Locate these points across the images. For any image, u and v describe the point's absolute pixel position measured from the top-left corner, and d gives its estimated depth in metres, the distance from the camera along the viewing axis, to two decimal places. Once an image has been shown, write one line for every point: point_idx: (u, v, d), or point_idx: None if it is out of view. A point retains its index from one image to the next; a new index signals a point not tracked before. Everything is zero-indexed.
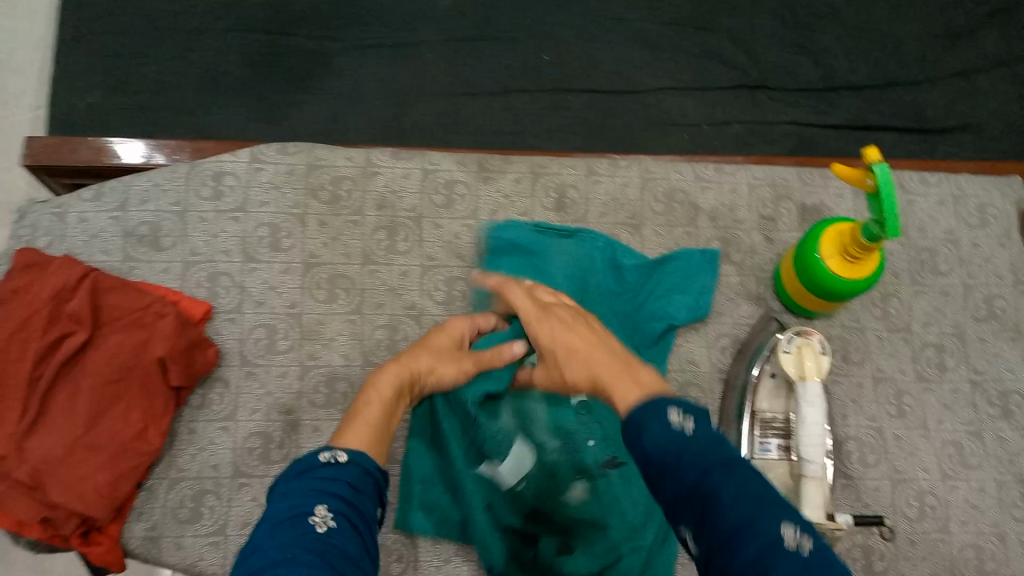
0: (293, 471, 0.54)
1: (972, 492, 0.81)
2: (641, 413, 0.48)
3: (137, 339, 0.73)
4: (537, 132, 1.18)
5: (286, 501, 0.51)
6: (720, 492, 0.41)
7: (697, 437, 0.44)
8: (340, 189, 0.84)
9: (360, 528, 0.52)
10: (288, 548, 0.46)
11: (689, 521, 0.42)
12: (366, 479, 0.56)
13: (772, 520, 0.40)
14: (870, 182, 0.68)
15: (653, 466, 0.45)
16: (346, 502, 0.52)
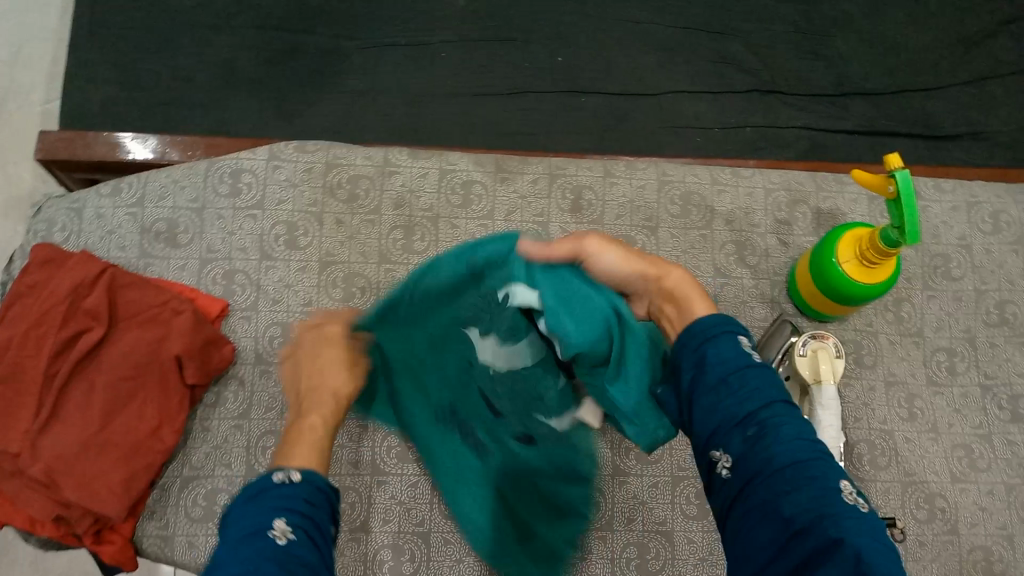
0: (251, 489, 0.51)
1: (982, 495, 0.80)
2: (717, 332, 0.51)
3: (154, 337, 0.73)
4: (549, 132, 1.18)
5: (240, 522, 0.47)
6: (779, 425, 0.45)
7: (765, 371, 0.48)
8: (357, 188, 0.84)
9: (323, 539, 0.50)
10: (251, 560, 0.43)
11: (733, 443, 0.46)
12: (323, 497, 0.53)
13: (827, 463, 0.44)
14: (891, 189, 0.68)
15: (724, 385, 0.47)
16: (305, 516, 0.49)
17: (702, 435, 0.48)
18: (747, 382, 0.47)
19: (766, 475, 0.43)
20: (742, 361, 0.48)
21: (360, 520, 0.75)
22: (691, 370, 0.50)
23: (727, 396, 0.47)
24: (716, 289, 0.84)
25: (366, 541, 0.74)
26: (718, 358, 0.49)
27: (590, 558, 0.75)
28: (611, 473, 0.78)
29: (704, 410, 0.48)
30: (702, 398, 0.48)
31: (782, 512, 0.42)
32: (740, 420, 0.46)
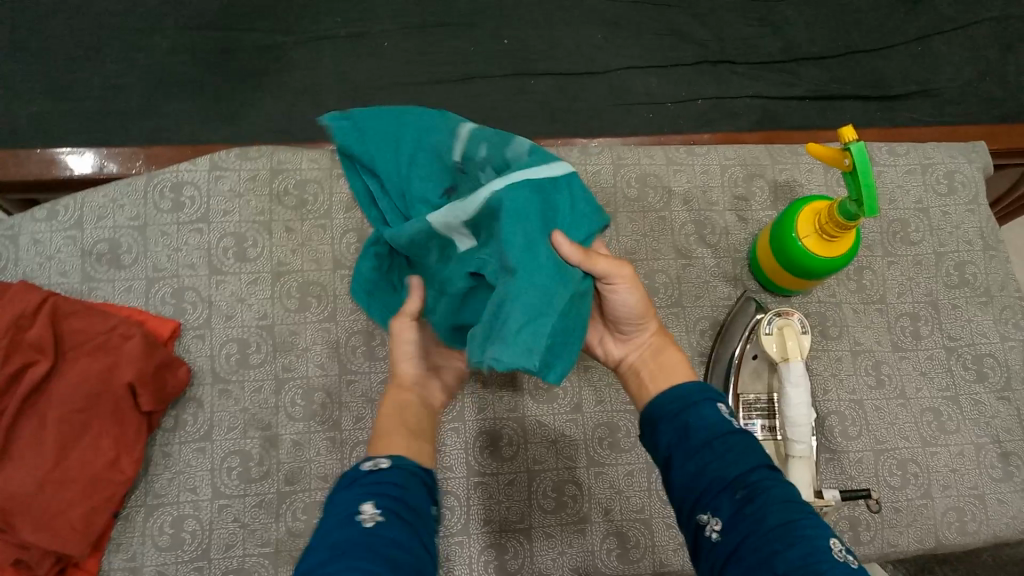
0: (344, 482, 0.51)
1: (952, 457, 0.81)
2: (696, 397, 0.54)
3: (103, 365, 0.70)
4: (500, 118, 1.16)
5: (331, 512, 0.48)
6: (764, 485, 0.47)
7: (746, 438, 0.51)
8: (305, 192, 0.82)
9: (418, 521, 0.49)
10: (337, 543, 0.44)
11: (719, 506, 0.47)
12: (415, 481, 0.52)
13: (815, 521, 0.45)
14: (847, 161, 0.67)
15: (705, 447, 0.50)
16: (394, 499, 0.49)
17: (686, 503, 0.50)
18: (730, 446, 0.50)
19: (752, 531, 0.45)
20: (724, 426, 0.51)
21: None
22: (669, 436, 0.53)
23: (713, 459, 0.49)
24: (679, 271, 0.83)
25: None
26: (700, 420, 0.52)
27: (572, 551, 0.74)
28: (587, 465, 0.77)
29: (688, 475, 0.50)
30: (684, 461, 0.51)
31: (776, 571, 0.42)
32: (726, 480, 0.48)
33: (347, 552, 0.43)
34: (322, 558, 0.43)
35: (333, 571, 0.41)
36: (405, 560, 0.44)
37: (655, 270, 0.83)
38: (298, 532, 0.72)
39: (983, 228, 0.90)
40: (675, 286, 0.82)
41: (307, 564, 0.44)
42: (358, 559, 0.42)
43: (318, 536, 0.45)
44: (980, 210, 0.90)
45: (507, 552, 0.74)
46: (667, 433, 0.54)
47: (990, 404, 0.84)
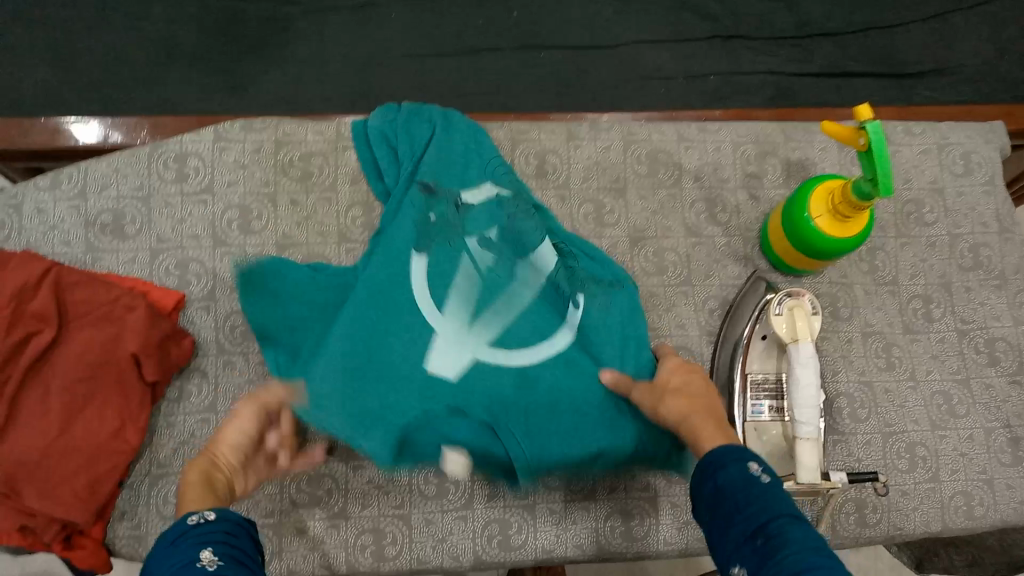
0: (169, 533, 0.50)
1: (962, 441, 0.80)
2: (725, 459, 0.56)
3: (107, 335, 0.70)
4: (509, 92, 1.14)
5: (164, 563, 0.47)
6: (785, 533, 0.48)
7: (774, 490, 0.52)
8: (311, 165, 0.81)
9: (250, 566, 0.50)
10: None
11: (747, 559, 0.48)
12: (240, 529, 0.52)
13: (832, 562, 0.45)
14: (863, 141, 0.66)
15: (734, 507, 0.52)
16: (226, 545, 0.49)
17: (723, 561, 0.51)
18: (755, 499, 0.51)
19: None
20: (750, 481, 0.53)
21: (338, 507, 0.73)
22: (705, 501, 0.55)
23: (736, 511, 0.51)
24: (688, 250, 0.82)
25: (346, 526, 0.72)
26: (727, 480, 0.54)
27: (575, 526, 0.74)
28: None
29: (722, 534, 0.52)
30: (719, 522, 0.53)
31: None
32: (750, 534, 0.49)
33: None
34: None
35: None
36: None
37: (664, 248, 0.82)
38: (302, 502, 0.73)
39: (999, 210, 0.88)
40: (684, 265, 0.82)
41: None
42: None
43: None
44: (996, 191, 0.89)
45: (510, 528, 0.74)
46: (705, 500, 0.56)
47: (1001, 388, 0.83)
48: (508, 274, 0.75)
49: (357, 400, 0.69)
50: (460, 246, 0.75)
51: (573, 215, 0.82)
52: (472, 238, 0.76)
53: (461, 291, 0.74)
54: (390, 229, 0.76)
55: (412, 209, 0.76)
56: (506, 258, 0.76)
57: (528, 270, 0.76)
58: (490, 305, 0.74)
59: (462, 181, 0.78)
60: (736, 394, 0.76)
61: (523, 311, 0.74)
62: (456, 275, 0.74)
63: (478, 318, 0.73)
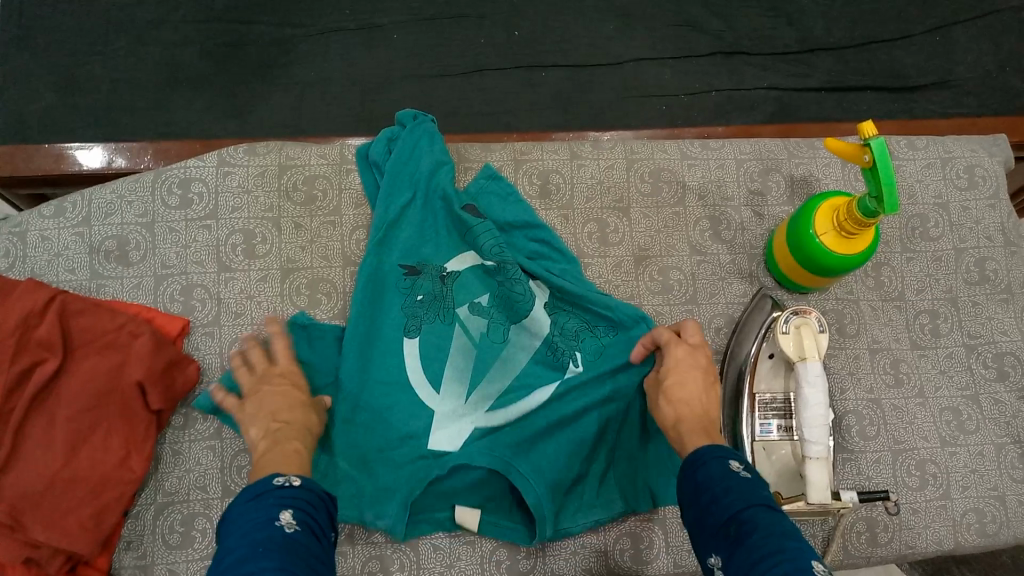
0: (253, 488, 0.54)
1: (972, 457, 0.80)
2: (704, 454, 0.57)
3: (112, 363, 0.70)
4: (511, 111, 1.15)
5: (245, 516, 0.50)
6: (757, 522, 0.49)
7: (751, 483, 0.53)
8: (315, 189, 0.81)
9: (324, 537, 0.53)
10: (257, 544, 0.47)
11: (723, 550, 0.50)
12: (322, 501, 0.55)
13: (802, 547, 0.46)
14: (867, 158, 0.66)
15: (711, 500, 0.53)
16: (305, 509, 0.53)
17: (702, 552, 0.53)
18: (733, 490, 0.52)
19: (744, 564, 0.47)
20: (727, 475, 0.54)
21: (346, 532, 0.73)
22: (686, 496, 0.56)
23: (715, 505, 0.52)
24: (693, 268, 0.82)
25: (354, 553, 0.72)
26: (705, 473, 0.55)
27: (582, 550, 0.74)
28: None
29: (700, 525, 0.53)
30: (697, 513, 0.54)
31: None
32: (724, 524, 0.51)
33: (266, 553, 0.46)
34: (241, 555, 0.46)
35: (255, 570, 0.44)
36: (315, 569, 0.48)
37: (669, 267, 0.81)
38: None
39: (1004, 224, 0.88)
40: (689, 283, 0.81)
41: (220, 564, 0.46)
42: (279, 561, 0.45)
43: (232, 538, 0.48)
44: (1001, 205, 0.88)
45: (519, 552, 0.73)
46: (687, 497, 0.56)
47: (1011, 403, 0.82)
48: (501, 338, 0.77)
49: (359, 466, 0.72)
50: (451, 319, 0.77)
51: (577, 234, 0.82)
52: (463, 307, 0.77)
53: (456, 363, 0.75)
54: (377, 302, 0.77)
55: (398, 291, 0.77)
56: (497, 322, 0.77)
57: (521, 333, 0.77)
58: (486, 375, 0.75)
59: (449, 246, 0.79)
60: (743, 414, 0.75)
61: (520, 375, 0.75)
62: (449, 347, 0.76)
63: (474, 390, 0.74)
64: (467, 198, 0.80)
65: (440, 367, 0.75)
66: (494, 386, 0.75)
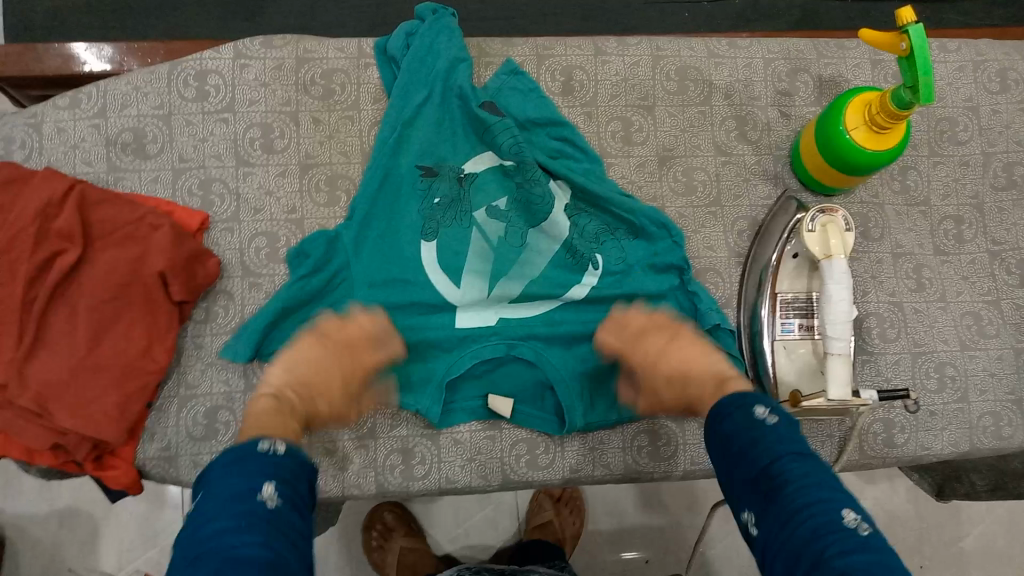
0: (235, 451, 0.54)
1: (991, 362, 0.80)
2: (730, 404, 0.59)
3: (133, 254, 0.69)
4: (530, 16, 1.12)
5: (228, 479, 0.51)
6: (788, 475, 0.51)
7: (777, 429, 0.54)
8: (332, 82, 0.79)
9: (304, 508, 0.53)
10: (242, 516, 0.48)
11: (756, 503, 0.52)
12: (303, 468, 0.56)
13: (832, 496, 0.49)
14: (904, 46, 0.64)
15: (743, 456, 0.54)
16: (288, 482, 0.53)
17: (738, 504, 0.55)
18: (761, 444, 0.54)
19: (780, 520, 0.49)
20: (753, 426, 0.55)
21: (367, 428, 0.73)
22: (720, 451, 0.58)
23: (746, 462, 0.54)
24: (717, 169, 0.81)
25: (375, 447, 0.73)
26: (732, 427, 0.57)
27: (601, 447, 0.75)
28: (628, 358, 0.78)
29: (730, 477, 0.55)
30: (729, 468, 0.56)
31: (795, 543, 0.47)
32: (756, 479, 0.52)
33: (249, 527, 0.47)
34: (225, 527, 0.47)
35: (238, 543, 0.46)
36: (293, 544, 0.49)
37: (693, 167, 0.80)
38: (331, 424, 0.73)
39: None
40: (713, 185, 0.80)
41: (201, 532, 0.47)
42: (259, 537, 0.47)
43: (214, 507, 0.48)
44: None
45: (538, 448, 0.74)
46: (720, 451, 0.58)
47: None
48: (520, 243, 0.77)
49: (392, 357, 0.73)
50: (469, 223, 0.76)
51: (600, 133, 0.81)
52: (480, 211, 0.77)
53: (474, 266, 0.75)
54: (395, 204, 0.76)
55: (414, 194, 0.76)
56: (515, 225, 0.77)
57: (539, 238, 0.77)
58: (504, 276, 0.76)
59: (467, 147, 0.78)
60: (765, 314, 0.75)
61: (536, 278, 0.76)
62: (466, 251, 0.76)
63: (494, 288, 0.75)
64: (485, 96, 0.78)
65: (457, 271, 0.75)
66: (513, 286, 0.76)
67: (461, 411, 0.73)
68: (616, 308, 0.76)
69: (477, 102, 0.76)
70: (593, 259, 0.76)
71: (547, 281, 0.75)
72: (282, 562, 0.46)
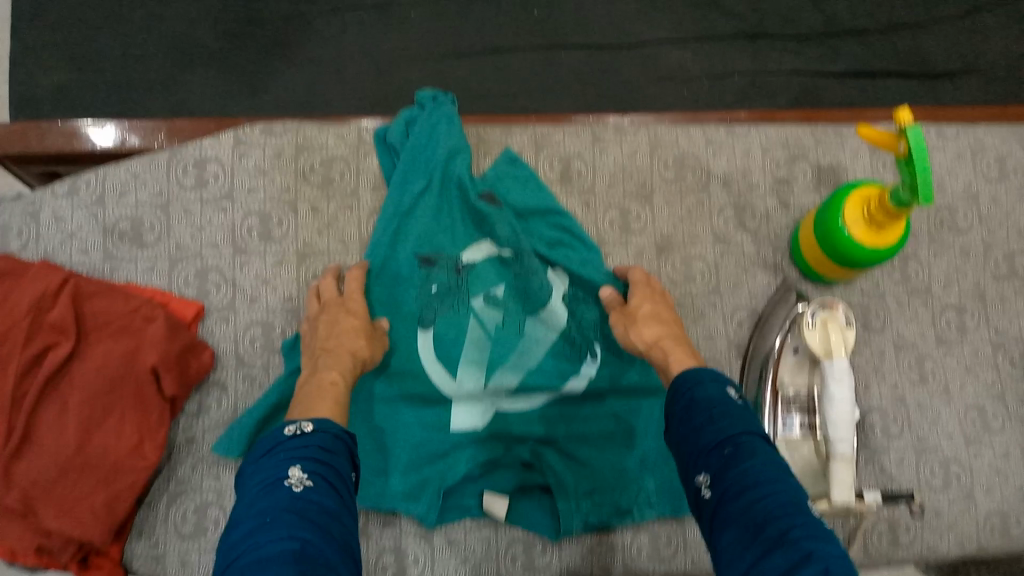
0: (263, 444, 0.53)
1: (996, 458, 0.79)
2: (700, 374, 0.56)
3: (126, 348, 0.69)
4: (531, 92, 1.13)
5: (254, 478, 0.50)
6: (754, 450, 0.49)
7: (745, 412, 0.53)
8: (332, 171, 0.78)
9: (342, 490, 0.51)
10: (267, 512, 0.46)
11: (711, 466, 0.50)
12: (339, 443, 0.54)
13: (795, 482, 0.47)
14: (902, 148, 0.63)
15: (706, 420, 0.52)
16: (321, 462, 0.51)
17: (685, 468, 0.52)
18: (729, 415, 0.52)
19: (738, 488, 0.47)
20: (725, 399, 0.53)
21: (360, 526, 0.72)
22: (679, 412, 0.55)
23: (711, 425, 0.51)
24: (716, 258, 0.80)
25: (368, 546, 0.72)
26: (704, 393, 0.54)
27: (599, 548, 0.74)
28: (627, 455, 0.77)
29: (687, 443, 0.52)
30: (685, 430, 0.53)
31: (753, 517, 0.45)
32: (717, 443, 0.50)
33: (275, 520, 0.45)
34: (250, 528, 0.45)
35: (267, 541, 0.43)
36: (332, 527, 0.47)
37: (692, 256, 0.80)
38: None
39: None
40: (712, 274, 0.80)
41: (233, 535, 0.46)
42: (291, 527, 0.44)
43: (242, 506, 0.47)
44: None
45: (534, 548, 0.73)
46: (677, 414, 0.55)
47: None
48: (517, 332, 0.76)
49: (389, 456, 0.73)
50: (466, 311, 0.75)
51: (598, 221, 0.81)
52: (478, 298, 0.76)
53: (470, 356, 0.74)
54: (393, 297, 0.76)
55: (411, 283, 0.76)
56: (514, 314, 0.76)
57: (537, 325, 0.76)
58: (502, 365, 0.75)
59: (465, 235, 0.78)
60: (766, 409, 0.74)
61: (534, 367, 0.75)
62: (463, 340, 0.75)
63: (491, 379, 0.74)
64: (481, 187, 0.78)
65: (454, 363, 0.74)
66: (512, 376, 0.74)
67: (456, 510, 0.73)
68: (616, 403, 0.75)
69: (473, 193, 0.77)
70: (592, 349, 0.76)
71: (544, 373, 0.75)
72: (318, 552, 0.43)
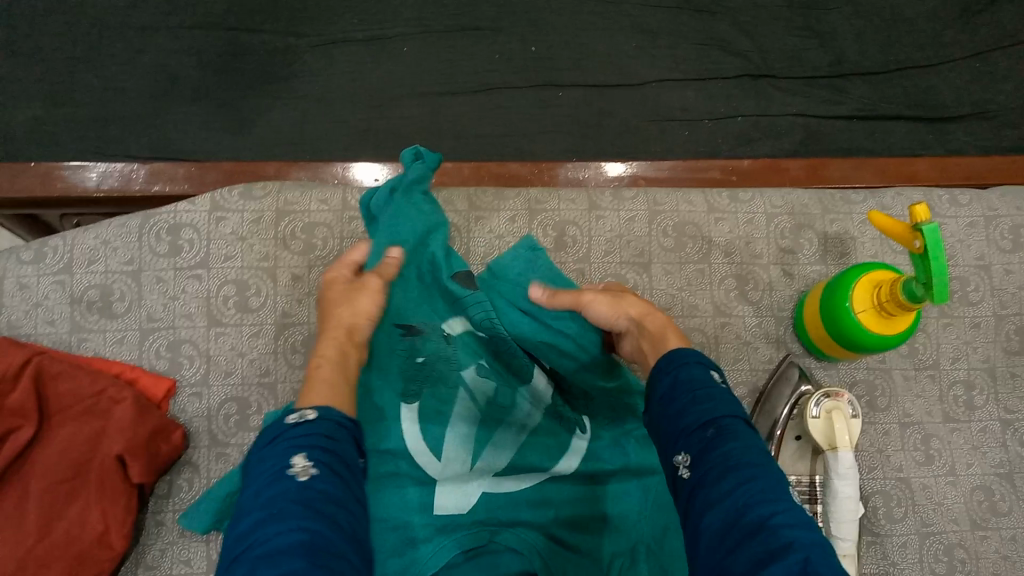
0: (271, 432, 0.46)
1: (1004, 543, 0.75)
2: (684, 356, 0.51)
3: (91, 430, 0.65)
4: (527, 132, 1.09)
5: (260, 468, 0.43)
6: (738, 433, 0.44)
7: (731, 395, 0.48)
8: (314, 237, 0.75)
9: (353, 479, 0.45)
10: (276, 502, 0.40)
11: (692, 446, 0.45)
12: (343, 431, 0.47)
13: (779, 470, 0.42)
14: (917, 244, 0.59)
15: (689, 400, 0.47)
16: (329, 451, 0.45)
17: (663, 448, 0.47)
18: (714, 397, 0.47)
19: (717, 472, 0.42)
20: (710, 382, 0.48)
21: None
22: (663, 391, 0.50)
23: (693, 406, 0.46)
24: (717, 330, 0.76)
25: None
26: (688, 372, 0.49)
27: None
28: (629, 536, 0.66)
29: (666, 424, 0.47)
30: (665, 410, 0.48)
31: (732, 506, 0.40)
32: (699, 424, 0.45)
33: (282, 513, 0.39)
34: (258, 519, 0.40)
35: (274, 534, 0.39)
36: (345, 523, 0.41)
37: (691, 328, 0.76)
38: None
39: None
40: (713, 347, 0.76)
41: (240, 528, 0.40)
42: (301, 525, 0.39)
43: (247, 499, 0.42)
44: None
45: None
46: (659, 394, 0.50)
47: None
48: (508, 403, 0.69)
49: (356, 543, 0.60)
50: (454, 380, 0.68)
51: None
52: (467, 369, 0.69)
53: (459, 429, 0.67)
54: (374, 376, 0.68)
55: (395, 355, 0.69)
56: (503, 385, 0.70)
57: (526, 398, 0.70)
58: (491, 442, 0.67)
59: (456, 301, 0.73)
60: None
61: (526, 445, 0.68)
62: (451, 410, 0.67)
63: (479, 459, 0.66)
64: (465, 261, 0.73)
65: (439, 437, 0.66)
66: (502, 454, 0.67)
67: None
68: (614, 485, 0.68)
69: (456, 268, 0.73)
70: (581, 423, 0.71)
71: (536, 450, 0.68)
72: (332, 544, 0.39)
